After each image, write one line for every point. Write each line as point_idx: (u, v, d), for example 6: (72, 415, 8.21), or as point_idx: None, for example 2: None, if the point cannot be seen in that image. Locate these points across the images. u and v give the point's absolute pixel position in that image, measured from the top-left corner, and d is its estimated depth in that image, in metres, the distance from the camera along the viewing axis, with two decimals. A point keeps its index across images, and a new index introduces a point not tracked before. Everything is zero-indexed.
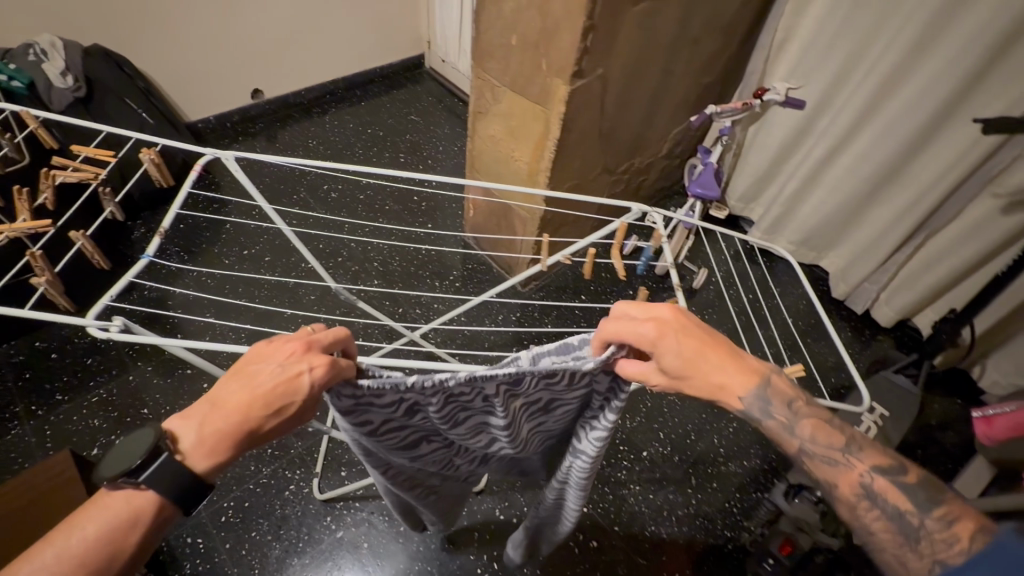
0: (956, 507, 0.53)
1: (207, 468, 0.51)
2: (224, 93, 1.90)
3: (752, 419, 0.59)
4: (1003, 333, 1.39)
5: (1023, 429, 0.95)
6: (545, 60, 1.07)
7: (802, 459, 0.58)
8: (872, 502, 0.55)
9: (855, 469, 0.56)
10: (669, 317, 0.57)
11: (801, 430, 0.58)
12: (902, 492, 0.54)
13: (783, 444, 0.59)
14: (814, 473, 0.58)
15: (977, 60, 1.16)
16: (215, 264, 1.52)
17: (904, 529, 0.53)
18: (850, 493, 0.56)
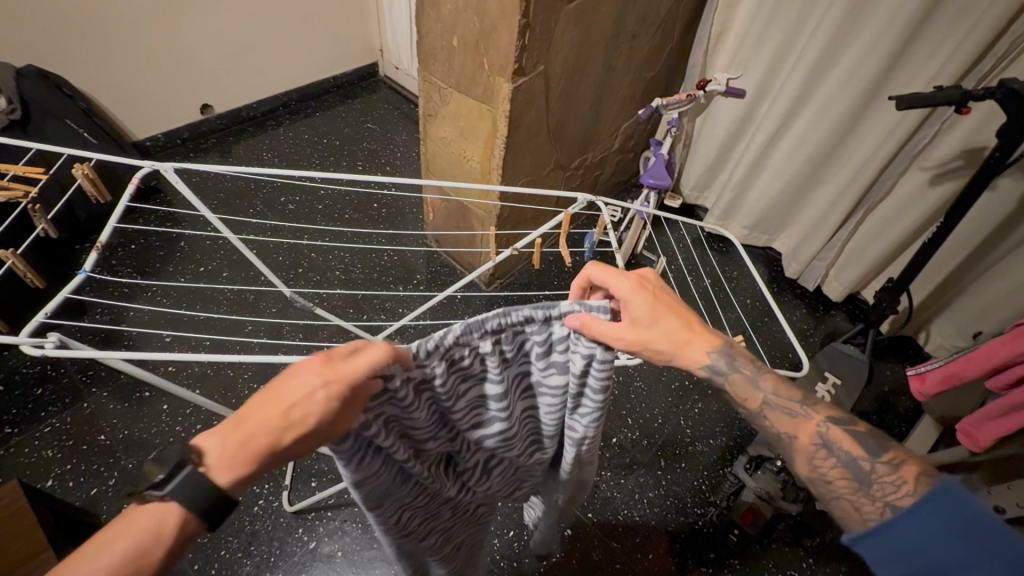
0: (903, 452, 0.56)
1: (230, 483, 0.46)
2: (171, 110, 1.86)
3: (719, 376, 0.61)
4: (941, 299, 1.47)
5: (950, 382, 1.03)
6: (487, 59, 1.09)
7: (764, 413, 0.60)
8: (828, 450, 0.57)
9: (812, 420, 0.59)
10: (650, 277, 0.61)
11: (764, 383, 0.61)
12: (854, 440, 0.58)
13: (748, 399, 0.61)
14: (775, 428, 0.60)
15: (893, 43, 1.23)
16: (169, 283, 1.48)
17: (859, 474, 0.55)
18: (808, 442, 0.58)
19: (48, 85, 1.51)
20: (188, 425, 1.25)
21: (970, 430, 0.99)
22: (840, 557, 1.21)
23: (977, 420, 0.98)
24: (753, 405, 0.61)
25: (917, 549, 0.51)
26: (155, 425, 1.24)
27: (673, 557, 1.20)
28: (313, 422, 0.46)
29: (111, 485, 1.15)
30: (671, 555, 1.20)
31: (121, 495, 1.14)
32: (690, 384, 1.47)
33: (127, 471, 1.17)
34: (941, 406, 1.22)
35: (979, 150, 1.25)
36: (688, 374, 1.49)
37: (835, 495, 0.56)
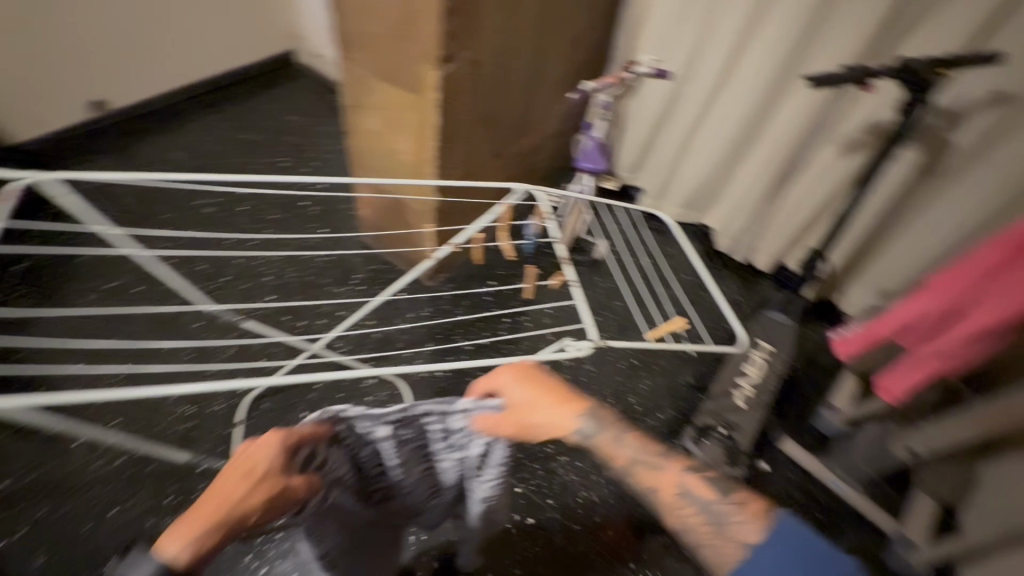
0: (747, 492, 0.62)
1: (182, 551, 0.43)
2: (56, 108, 1.65)
3: (588, 444, 0.62)
4: (855, 263, 1.59)
5: (869, 343, 1.11)
6: (410, 46, 1.04)
7: (631, 470, 0.64)
8: (687, 498, 0.62)
9: (672, 472, 0.64)
10: (525, 365, 0.63)
11: (628, 442, 0.64)
12: (707, 485, 0.63)
13: (615, 459, 0.63)
14: (642, 482, 0.64)
15: (802, 24, 1.30)
16: (71, 304, 1.33)
17: (715, 518, 0.59)
18: (671, 494, 0.63)
19: None
20: (108, 458, 1.13)
21: (887, 382, 1.09)
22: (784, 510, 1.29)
23: (893, 373, 1.08)
24: (620, 463, 0.63)
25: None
26: (70, 464, 1.12)
27: (632, 529, 1.24)
28: (267, 469, 0.48)
29: (22, 536, 1.03)
30: (630, 530, 1.23)
31: (35, 546, 1.02)
32: (637, 362, 1.52)
33: (39, 519, 1.04)
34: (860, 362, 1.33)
35: (881, 124, 1.35)
36: (634, 352, 1.54)
37: (703, 542, 0.59)
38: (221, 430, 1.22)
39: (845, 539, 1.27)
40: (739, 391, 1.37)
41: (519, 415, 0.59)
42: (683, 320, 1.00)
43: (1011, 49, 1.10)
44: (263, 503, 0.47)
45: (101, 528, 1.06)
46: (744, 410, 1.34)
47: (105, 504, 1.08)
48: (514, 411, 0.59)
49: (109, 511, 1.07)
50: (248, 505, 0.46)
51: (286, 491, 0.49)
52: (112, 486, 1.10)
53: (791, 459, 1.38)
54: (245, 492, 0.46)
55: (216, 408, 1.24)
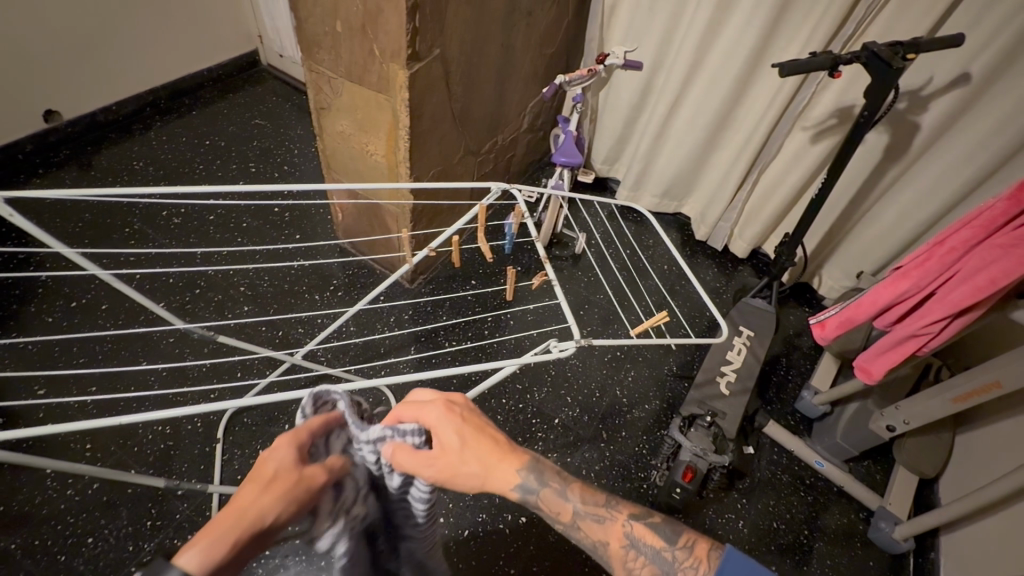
0: (694, 531, 0.61)
1: (206, 546, 0.39)
2: (6, 121, 1.56)
3: (530, 498, 0.60)
4: (828, 246, 1.62)
5: (848, 325, 1.12)
6: (376, 45, 1.01)
7: (577, 524, 0.62)
8: (636, 549, 0.60)
9: (618, 521, 0.62)
10: (459, 400, 0.62)
11: (570, 495, 0.62)
12: (656, 532, 0.61)
13: (560, 513, 0.62)
14: (590, 537, 0.62)
15: (770, 12, 1.30)
16: (34, 327, 1.27)
17: (664, 568, 0.57)
18: (618, 546, 0.60)
19: None
20: (83, 486, 1.09)
21: (866, 364, 1.10)
22: (771, 493, 1.32)
23: (871, 355, 1.10)
24: (566, 518, 0.62)
25: None
26: (41, 494, 1.07)
27: None
28: (280, 469, 0.47)
29: None
30: None
31: None
32: (622, 354, 1.52)
33: (9, 554, 1.00)
34: (839, 344, 1.36)
35: (850, 108, 1.37)
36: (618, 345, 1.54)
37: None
38: (201, 448, 1.18)
39: (830, 517, 1.29)
40: (723, 379, 1.39)
41: (451, 456, 0.57)
42: (666, 313, 0.99)
43: (972, 31, 1.12)
44: (288, 502, 0.45)
45: (78, 559, 1.01)
46: (729, 397, 1.36)
47: (81, 533, 1.04)
48: (444, 452, 0.57)
49: (85, 540, 1.03)
50: (270, 504, 0.44)
51: (307, 482, 0.48)
52: (88, 514, 1.06)
53: (775, 442, 1.40)
54: (263, 485, 0.45)
55: (195, 425, 1.21)
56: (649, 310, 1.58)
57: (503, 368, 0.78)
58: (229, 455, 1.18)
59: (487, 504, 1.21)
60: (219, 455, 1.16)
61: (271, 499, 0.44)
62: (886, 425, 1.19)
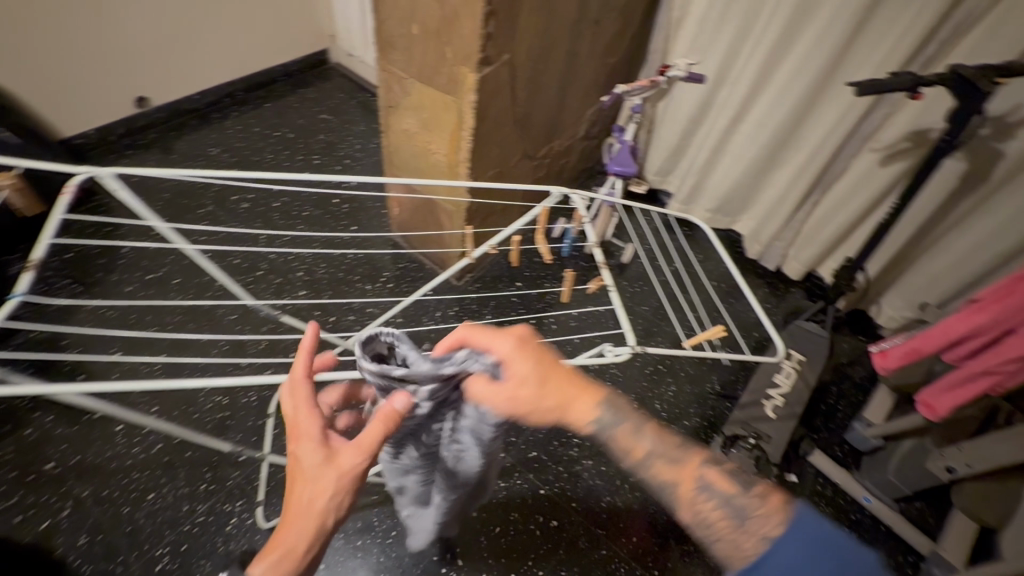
0: (767, 485, 0.64)
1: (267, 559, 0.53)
2: (103, 104, 1.70)
3: (606, 432, 0.65)
4: (891, 274, 1.56)
5: (911, 357, 1.08)
6: (448, 48, 1.05)
7: (649, 462, 0.65)
8: (707, 492, 0.63)
9: (691, 465, 0.66)
10: (527, 336, 0.65)
11: (646, 434, 0.67)
12: (728, 479, 0.65)
13: (634, 451, 0.66)
14: (659, 476, 0.65)
15: (845, 29, 1.27)
16: (114, 294, 1.37)
17: (735, 510, 0.61)
18: (689, 487, 0.64)
19: None
20: (147, 445, 1.17)
21: (928, 400, 1.05)
22: None
23: (936, 391, 1.05)
24: (639, 456, 0.66)
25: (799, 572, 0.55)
26: (110, 449, 1.15)
27: (655, 538, 1.22)
28: (309, 473, 0.56)
29: (65, 516, 1.07)
30: (653, 537, 1.22)
31: (77, 527, 1.06)
32: (663, 368, 1.51)
33: (80, 501, 1.08)
34: (896, 377, 1.30)
35: (926, 132, 1.31)
36: (660, 358, 1.52)
37: (716, 537, 0.60)
38: (253, 422, 1.24)
39: None
40: (769, 402, 1.36)
41: (525, 391, 0.61)
42: (721, 328, 0.98)
43: None
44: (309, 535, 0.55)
45: (139, 512, 1.09)
46: (774, 421, 1.32)
47: (143, 488, 1.12)
48: (520, 387, 0.61)
49: (147, 496, 1.11)
50: (314, 512, 0.55)
51: (341, 472, 0.56)
52: (151, 471, 1.14)
53: (820, 472, 1.35)
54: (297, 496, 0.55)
55: (251, 400, 1.28)
56: (696, 326, 1.56)
57: None
58: (279, 429, 1.25)
59: (519, 503, 1.22)
60: (270, 429, 1.22)
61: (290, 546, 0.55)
62: (944, 466, 1.12)
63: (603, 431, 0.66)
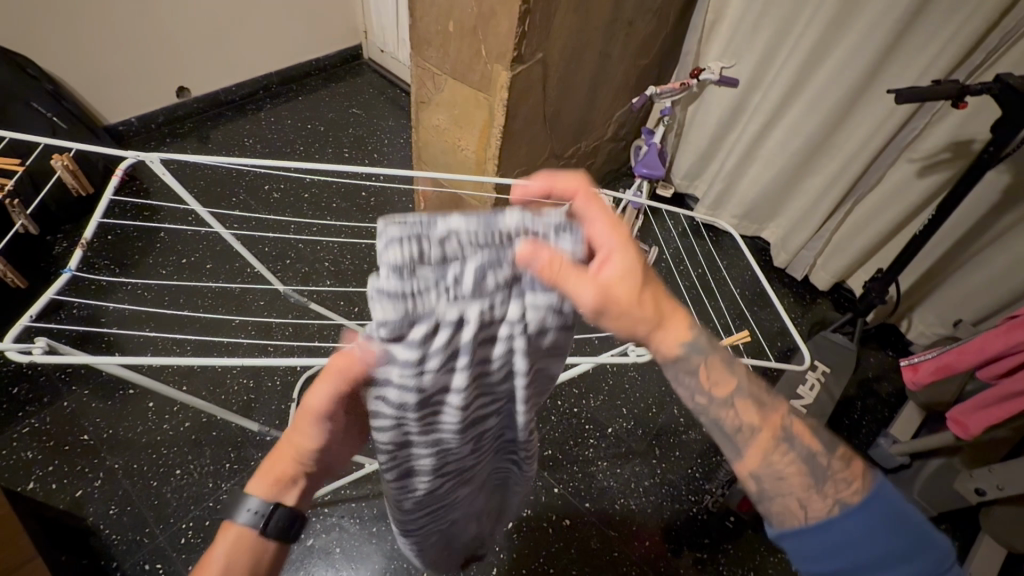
0: (846, 451, 0.59)
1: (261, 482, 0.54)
2: (145, 93, 1.76)
3: (692, 360, 0.56)
4: (924, 289, 1.51)
5: (943, 372, 1.06)
6: (483, 46, 1.06)
7: (732, 400, 0.57)
8: (789, 445, 0.56)
9: (777, 414, 0.58)
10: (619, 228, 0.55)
11: (736, 371, 0.58)
12: (814, 436, 0.58)
13: (722, 383, 0.57)
14: (739, 418, 0.57)
15: (888, 35, 1.24)
16: (151, 276, 1.42)
17: (815, 469, 0.55)
18: (771, 435, 0.56)
19: (10, 64, 1.40)
20: (175, 423, 1.21)
21: (961, 418, 1.02)
22: None
23: (968, 408, 1.02)
24: (723, 393, 0.57)
25: (854, 541, 0.53)
26: (141, 424, 1.20)
27: (668, 543, 1.22)
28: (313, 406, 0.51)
29: (96, 487, 1.11)
30: (667, 542, 1.22)
31: (108, 497, 1.10)
32: None
33: (112, 472, 1.13)
34: (925, 393, 1.27)
35: (968, 143, 1.27)
36: None
37: (786, 492, 0.55)
38: (277, 406, 1.28)
39: None
40: None
41: (619, 282, 0.50)
42: (746, 334, 0.97)
43: None
44: (286, 467, 0.55)
45: (167, 487, 1.13)
46: None
47: (171, 464, 1.16)
48: (613, 277, 0.50)
49: (174, 472, 1.15)
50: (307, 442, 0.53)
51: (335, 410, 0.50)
52: (179, 448, 1.18)
53: None
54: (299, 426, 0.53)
55: (275, 384, 1.31)
56: (718, 332, 1.54)
57: (578, 367, 0.80)
58: None
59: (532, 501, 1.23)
60: (293, 414, 1.25)
61: (269, 472, 0.55)
62: (973, 488, 1.09)
63: (690, 359, 0.56)
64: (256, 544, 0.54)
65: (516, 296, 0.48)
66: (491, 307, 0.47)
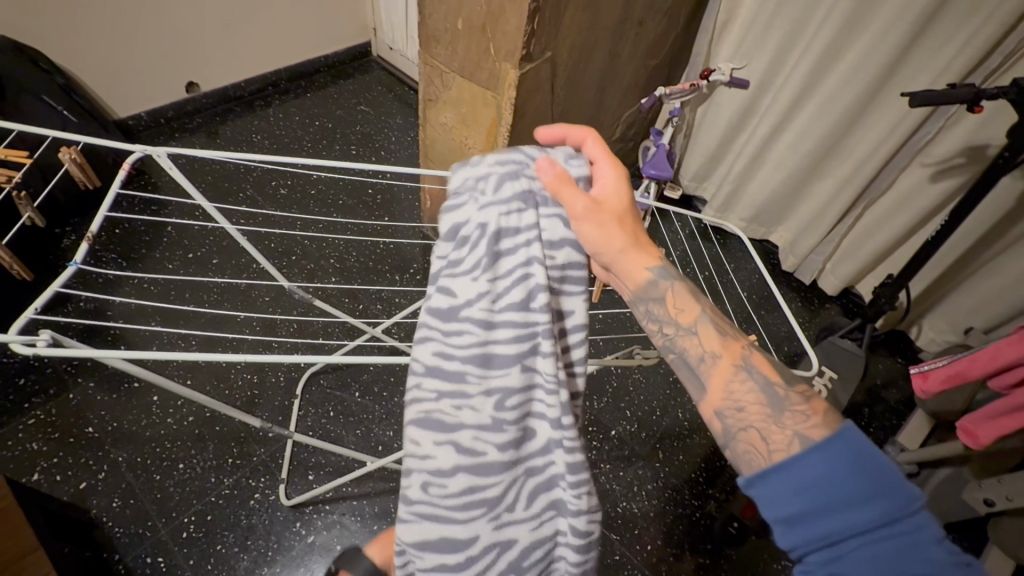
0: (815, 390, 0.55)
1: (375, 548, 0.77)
2: (155, 87, 1.77)
3: (663, 288, 0.60)
4: (934, 295, 1.49)
5: (953, 381, 1.05)
6: (492, 44, 1.05)
7: (692, 328, 0.58)
8: (747, 373, 0.55)
9: (737, 345, 0.57)
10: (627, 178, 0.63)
11: (703, 303, 0.60)
12: (774, 367, 0.56)
13: (688, 310, 0.59)
14: (700, 347, 0.57)
15: (902, 37, 1.22)
16: (158, 270, 1.43)
17: (772, 397, 0.53)
18: (730, 362, 0.56)
19: (22, 57, 1.41)
20: (180, 417, 1.21)
21: (971, 428, 1.00)
22: None
23: (978, 417, 1.00)
24: (688, 321, 0.59)
25: (822, 483, 0.45)
26: (146, 418, 1.20)
27: (671, 547, 1.21)
28: None
29: (101, 479, 1.12)
30: (669, 546, 1.21)
31: (111, 490, 1.11)
32: None
33: (116, 465, 1.13)
34: (933, 401, 1.25)
35: (983, 148, 1.25)
36: None
37: (745, 425, 0.52)
38: (280, 401, 1.28)
39: None
40: None
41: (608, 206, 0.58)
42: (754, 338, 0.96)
43: None
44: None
45: (170, 481, 1.13)
46: None
47: (174, 458, 1.16)
48: (604, 200, 0.58)
49: (177, 466, 1.15)
50: None
51: None
52: (182, 442, 1.18)
53: None
54: None
55: (279, 380, 1.31)
56: None
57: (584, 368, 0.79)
58: (304, 411, 1.28)
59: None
60: (296, 410, 1.25)
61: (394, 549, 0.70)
62: (982, 498, 1.08)
63: (656, 286, 0.60)
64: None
65: (530, 208, 0.55)
66: (508, 209, 0.54)
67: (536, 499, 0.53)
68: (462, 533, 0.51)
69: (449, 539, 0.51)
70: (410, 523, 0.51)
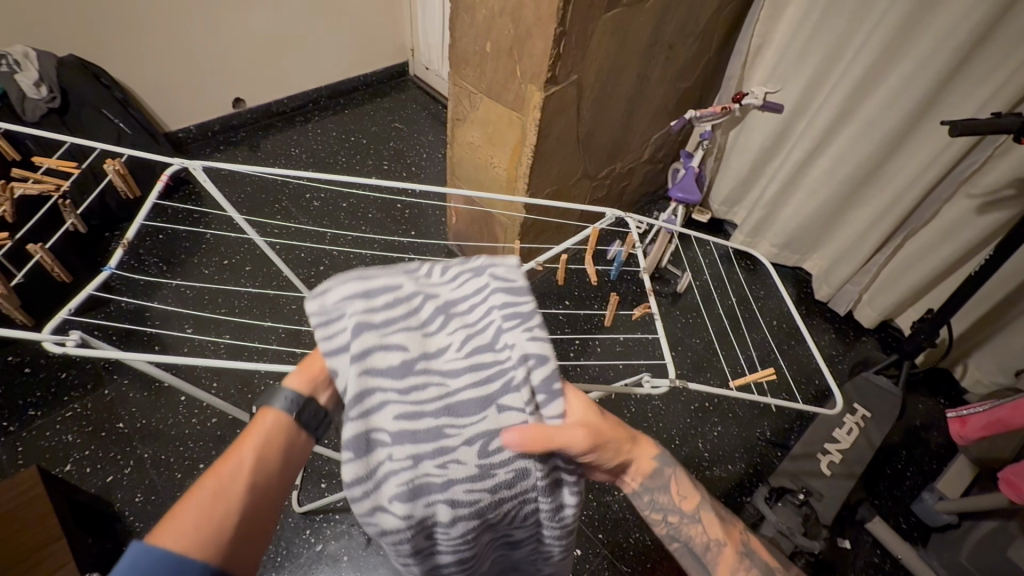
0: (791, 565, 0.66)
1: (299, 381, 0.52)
2: (204, 103, 1.88)
3: (668, 475, 0.63)
4: (982, 333, 1.40)
5: (993, 429, 0.98)
6: (519, 67, 1.07)
7: (698, 515, 0.64)
8: (750, 558, 0.64)
9: (735, 530, 0.66)
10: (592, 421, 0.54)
11: (698, 488, 0.66)
12: (766, 549, 0.66)
13: (689, 498, 0.64)
14: (705, 534, 0.64)
15: (947, 63, 1.17)
16: (194, 275, 1.50)
17: None
18: (734, 550, 0.64)
19: (86, 74, 1.52)
20: (203, 418, 1.26)
21: (1013, 479, 0.93)
22: None
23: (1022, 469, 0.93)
24: (691, 507, 0.64)
25: None
26: (173, 416, 1.25)
27: None
28: None
29: (126, 474, 1.16)
30: None
31: (134, 485, 1.15)
32: (711, 406, 1.42)
33: (142, 462, 1.18)
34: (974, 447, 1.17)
35: None
36: (710, 396, 1.44)
37: None
38: None
39: None
40: (825, 457, 1.25)
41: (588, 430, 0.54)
42: (772, 371, 0.91)
43: None
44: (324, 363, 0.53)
45: (191, 480, 1.17)
46: (829, 478, 1.22)
47: (196, 457, 1.20)
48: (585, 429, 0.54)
49: (198, 466, 1.19)
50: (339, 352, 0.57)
51: None
52: (204, 442, 1.22)
53: (879, 543, 1.23)
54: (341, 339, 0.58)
55: None
56: (750, 366, 1.48)
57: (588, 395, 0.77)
58: None
59: None
60: None
61: (305, 370, 0.53)
62: None
63: (662, 474, 0.63)
64: (290, 442, 0.50)
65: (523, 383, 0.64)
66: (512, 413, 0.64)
67: (453, 266, 0.56)
68: (381, 279, 0.51)
69: (374, 286, 0.51)
70: (325, 290, 0.50)
